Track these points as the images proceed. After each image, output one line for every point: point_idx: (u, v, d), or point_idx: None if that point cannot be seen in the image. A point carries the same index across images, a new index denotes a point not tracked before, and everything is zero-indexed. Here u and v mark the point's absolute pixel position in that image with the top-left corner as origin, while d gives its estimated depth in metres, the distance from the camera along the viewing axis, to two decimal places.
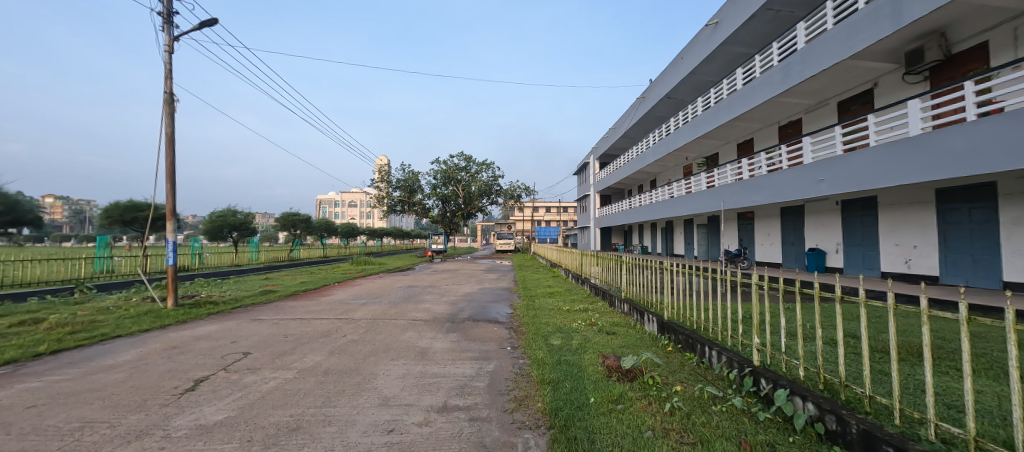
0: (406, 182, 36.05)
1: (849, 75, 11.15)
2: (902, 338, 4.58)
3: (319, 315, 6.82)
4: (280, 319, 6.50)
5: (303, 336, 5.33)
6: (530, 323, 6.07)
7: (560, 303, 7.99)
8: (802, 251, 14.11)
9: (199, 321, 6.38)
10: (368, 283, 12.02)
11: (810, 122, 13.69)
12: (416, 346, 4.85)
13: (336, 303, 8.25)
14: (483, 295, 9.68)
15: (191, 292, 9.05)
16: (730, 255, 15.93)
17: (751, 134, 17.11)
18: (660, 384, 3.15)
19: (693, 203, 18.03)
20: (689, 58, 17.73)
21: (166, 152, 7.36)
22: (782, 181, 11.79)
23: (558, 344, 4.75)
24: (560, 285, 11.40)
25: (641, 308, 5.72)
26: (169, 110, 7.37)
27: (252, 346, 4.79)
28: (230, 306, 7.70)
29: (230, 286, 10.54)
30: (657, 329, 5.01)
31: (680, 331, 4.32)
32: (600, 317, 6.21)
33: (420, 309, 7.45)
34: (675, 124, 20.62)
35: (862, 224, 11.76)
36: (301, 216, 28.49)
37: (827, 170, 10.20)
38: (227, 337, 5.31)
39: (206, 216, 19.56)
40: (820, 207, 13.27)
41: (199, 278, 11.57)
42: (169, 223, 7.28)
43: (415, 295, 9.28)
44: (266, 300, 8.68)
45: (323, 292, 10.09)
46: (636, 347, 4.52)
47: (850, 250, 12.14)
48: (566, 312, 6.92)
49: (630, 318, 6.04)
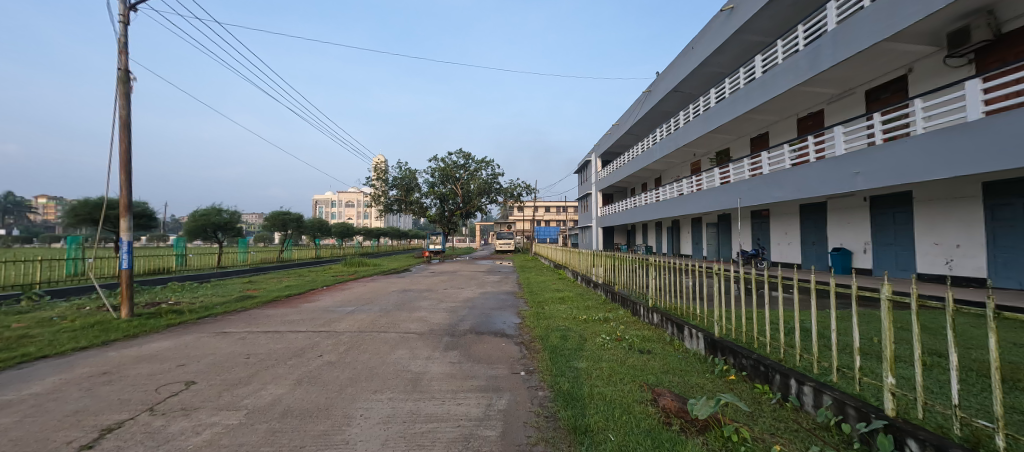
0: (403, 180, 35.06)
1: (882, 60, 10.27)
2: (1010, 359, 3.71)
3: (296, 328, 5.80)
4: (249, 333, 5.51)
5: (271, 356, 4.35)
6: (545, 338, 5.11)
7: (574, 310, 7.01)
8: (824, 251, 13.23)
9: (151, 336, 5.39)
10: (360, 286, 11.01)
11: (834, 113, 12.82)
12: (408, 371, 3.87)
13: (320, 311, 7.23)
14: (486, 301, 8.69)
15: (158, 299, 8.06)
16: (746, 255, 15.07)
17: (765, 127, 16.23)
18: (749, 442, 2.19)
19: (704, 200, 17.09)
20: (700, 48, 16.80)
21: (119, 137, 6.36)
22: (810, 175, 10.82)
23: (584, 367, 3.82)
24: (570, 288, 10.43)
25: (677, 320, 4.75)
26: (123, 89, 6.38)
27: (201, 373, 3.80)
28: (196, 316, 6.70)
29: (205, 291, 9.51)
30: (704, 349, 4.04)
31: (744, 354, 3.35)
32: (626, 330, 5.20)
33: (415, 319, 6.46)
34: (683, 119, 19.68)
35: (895, 221, 10.87)
36: (292, 216, 27.35)
37: (863, 161, 9.26)
38: (176, 358, 4.32)
39: (189, 215, 18.46)
40: (845, 203, 12.37)
41: (173, 281, 10.53)
42: (122, 220, 6.28)
43: (410, 301, 8.30)
44: (242, 307, 7.67)
45: (308, 297, 9.07)
46: (685, 373, 3.53)
47: (881, 250, 11.25)
48: (584, 322, 5.96)
49: (664, 330, 5.03)
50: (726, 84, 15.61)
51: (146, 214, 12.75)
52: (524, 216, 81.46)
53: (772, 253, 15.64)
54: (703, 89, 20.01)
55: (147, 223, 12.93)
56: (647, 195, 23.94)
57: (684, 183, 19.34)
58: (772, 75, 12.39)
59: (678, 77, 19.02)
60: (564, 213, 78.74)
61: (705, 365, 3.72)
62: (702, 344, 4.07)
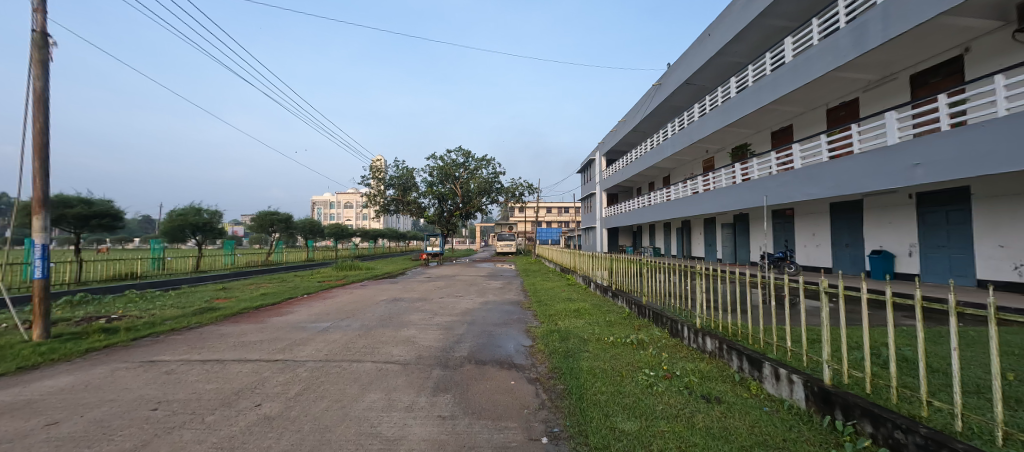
0: (400, 179, 33.80)
1: (934, 39, 9.08)
2: None
3: (248, 354, 4.55)
4: (182, 364, 4.24)
5: (190, 406, 3.10)
6: (566, 371, 3.90)
7: (595, 328, 5.77)
8: (860, 254, 12.00)
9: (54, 369, 4.13)
10: (345, 295, 9.76)
11: (871, 102, 11.62)
12: (374, 438, 2.59)
13: (288, 329, 5.98)
14: (488, 314, 7.36)
15: (100, 314, 6.82)
16: (772, 258, 13.77)
17: (789, 120, 15.02)
18: None
19: (721, 199, 15.83)
20: (717, 36, 15.62)
21: (34, 116, 5.13)
22: (854, 169, 9.57)
23: (635, 432, 2.57)
24: (582, 298, 9.17)
25: (745, 352, 3.51)
26: (39, 57, 5.18)
27: (69, 441, 2.55)
28: (132, 337, 5.44)
29: (162, 302, 8.22)
30: (805, 401, 2.78)
31: (895, 423, 2.08)
32: (672, 363, 3.92)
33: (401, 341, 5.22)
34: (696, 113, 18.51)
35: (948, 220, 9.65)
36: (280, 216, 25.94)
37: (922, 150, 7.96)
38: (51, 411, 3.05)
39: (163, 216, 17.16)
40: (886, 201, 11.13)
41: (131, 291, 9.24)
42: (36, 219, 5.09)
43: (400, 314, 7.09)
44: (197, 323, 6.43)
45: (281, 309, 7.81)
46: (795, 449, 2.28)
47: (930, 253, 10.03)
48: (610, 347, 4.71)
49: (727, 365, 3.76)
50: (747, 73, 14.35)
51: (111, 213, 11.47)
52: (525, 216, 79.91)
53: (797, 256, 14.41)
54: (718, 81, 18.83)
55: (111, 224, 11.61)
56: (655, 195, 22.70)
57: (697, 181, 18.07)
58: (804, 59, 11.16)
59: (691, 68, 17.80)
60: (564, 214, 77.38)
61: (820, 433, 2.45)
62: (803, 395, 2.80)
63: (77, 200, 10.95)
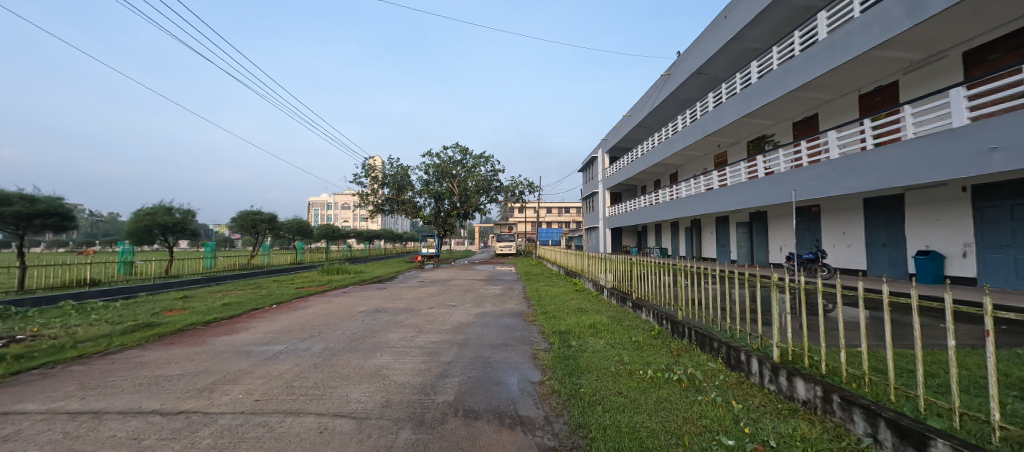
0: (395, 177, 32.52)
1: (1002, 5, 7.81)
2: None
3: (150, 401, 3.26)
4: (41, 420, 2.93)
5: None
6: (600, 436, 2.58)
7: (620, 353, 4.48)
8: (903, 255, 10.72)
9: None
10: (321, 305, 8.47)
11: (915, 84, 10.38)
12: None
13: (230, 355, 4.69)
14: (485, 330, 6.07)
15: (4, 334, 5.48)
16: (800, 260, 12.48)
17: (814, 109, 13.78)
18: None
19: (739, 195, 14.50)
20: (734, 18, 14.35)
21: None
22: (909, 158, 8.28)
23: None
24: (593, 307, 7.89)
25: (889, 416, 2.19)
26: None
27: None
28: (9, 368, 4.11)
29: (91, 317, 6.84)
30: None
31: None
32: (752, 422, 2.64)
33: (367, 375, 3.94)
34: (708, 105, 17.24)
35: (1012, 216, 8.36)
36: (263, 216, 24.49)
37: (1001, 131, 6.65)
38: None
39: (130, 215, 15.81)
40: (935, 196, 9.88)
41: (66, 302, 7.88)
42: None
43: (377, 332, 5.80)
44: (119, 345, 5.15)
45: (236, 324, 6.51)
46: None
47: (993, 254, 8.73)
48: (650, 386, 3.41)
49: (842, 428, 2.48)
50: (770, 57, 13.06)
51: (58, 211, 10.15)
52: (526, 216, 78.62)
53: (826, 257, 13.15)
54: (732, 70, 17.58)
55: (59, 226, 10.36)
56: (664, 194, 21.43)
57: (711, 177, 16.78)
58: (843, 36, 9.90)
59: (704, 55, 16.53)
60: (565, 214, 75.77)
61: None
62: None
63: (18, 197, 9.62)
